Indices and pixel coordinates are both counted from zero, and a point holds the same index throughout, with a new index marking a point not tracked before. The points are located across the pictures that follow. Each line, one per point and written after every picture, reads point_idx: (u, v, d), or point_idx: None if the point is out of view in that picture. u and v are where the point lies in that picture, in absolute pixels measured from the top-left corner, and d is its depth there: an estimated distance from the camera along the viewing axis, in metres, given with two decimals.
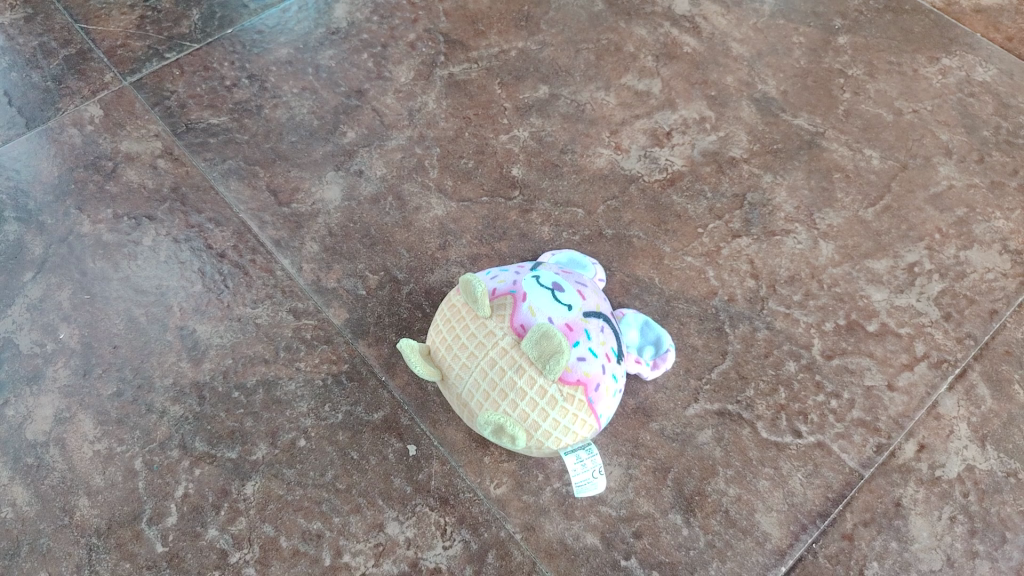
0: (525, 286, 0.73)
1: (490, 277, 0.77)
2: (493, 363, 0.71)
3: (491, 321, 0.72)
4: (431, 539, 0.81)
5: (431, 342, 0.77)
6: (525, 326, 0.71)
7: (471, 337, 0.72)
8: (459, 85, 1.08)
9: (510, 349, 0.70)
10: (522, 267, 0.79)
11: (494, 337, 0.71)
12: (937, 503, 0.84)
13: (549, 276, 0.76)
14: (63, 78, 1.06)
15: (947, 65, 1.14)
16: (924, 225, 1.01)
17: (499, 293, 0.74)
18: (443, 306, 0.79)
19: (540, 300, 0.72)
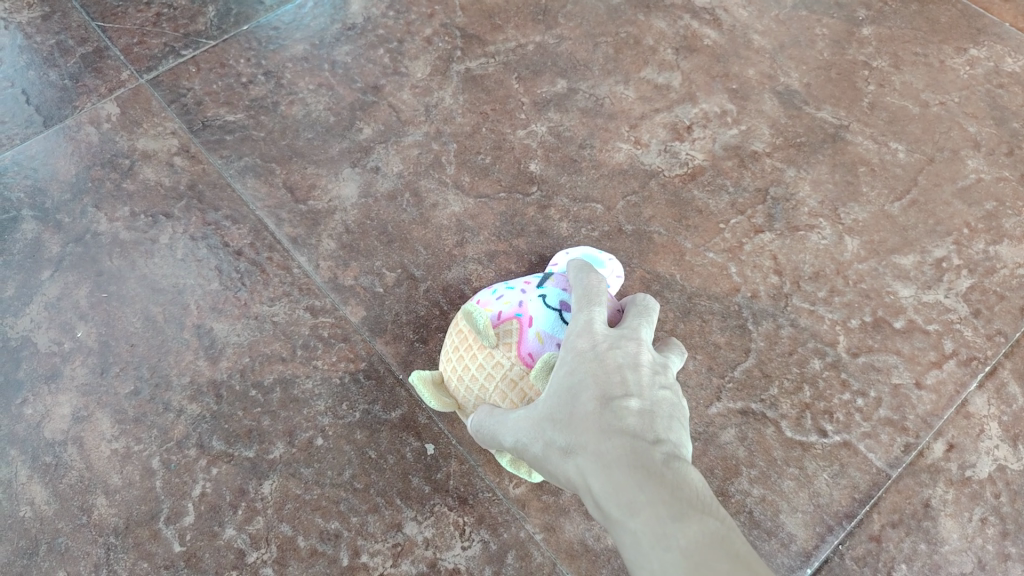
0: (531, 308, 0.68)
1: (494, 296, 0.71)
2: (502, 396, 0.66)
3: (497, 349, 0.67)
4: (450, 539, 0.80)
5: (442, 369, 0.73)
6: (534, 354, 0.66)
7: (478, 367, 0.68)
8: (476, 79, 1.07)
9: (520, 381, 0.65)
10: (530, 279, 0.73)
11: (503, 369, 0.66)
12: (968, 504, 0.82)
13: (556, 291, 0.70)
14: (80, 77, 1.05)
15: (975, 55, 1.12)
16: (952, 220, 0.99)
17: (503, 317, 0.68)
18: (452, 326, 0.75)
19: (549, 324, 0.67)
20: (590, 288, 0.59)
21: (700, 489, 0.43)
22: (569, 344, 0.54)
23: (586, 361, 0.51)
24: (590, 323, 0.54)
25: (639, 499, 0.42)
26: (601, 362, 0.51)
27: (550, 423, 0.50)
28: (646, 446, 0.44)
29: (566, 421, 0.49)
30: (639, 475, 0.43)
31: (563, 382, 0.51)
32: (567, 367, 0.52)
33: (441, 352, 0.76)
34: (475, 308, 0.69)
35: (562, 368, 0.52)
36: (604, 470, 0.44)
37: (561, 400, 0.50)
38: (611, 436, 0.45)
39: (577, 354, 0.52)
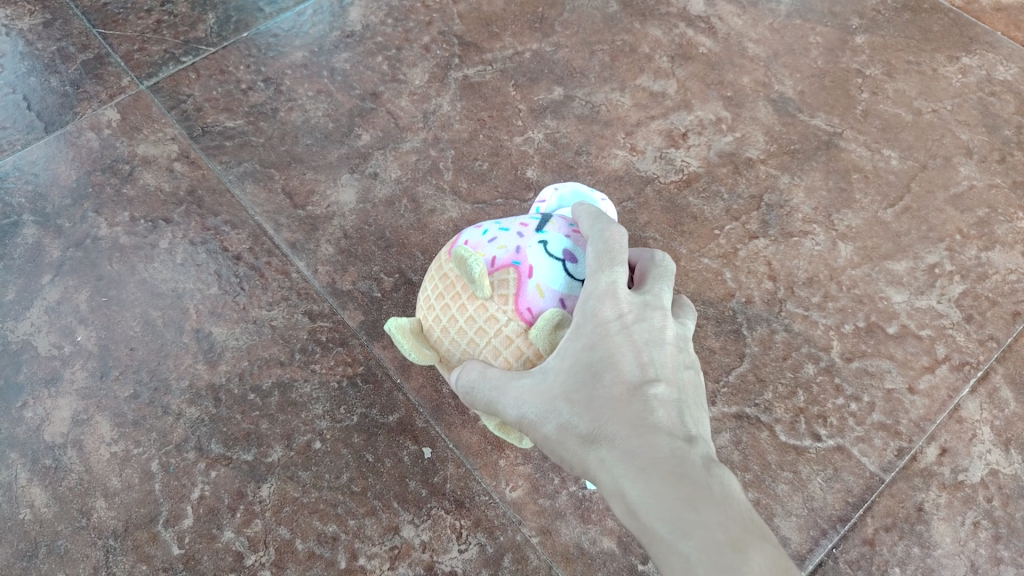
0: (531, 255, 0.59)
1: (487, 238, 0.62)
2: (495, 354, 0.58)
3: (491, 301, 0.58)
4: (447, 543, 0.81)
5: (424, 319, 0.63)
6: (534, 309, 0.58)
7: (469, 320, 0.59)
8: (474, 87, 1.08)
9: (517, 339, 0.57)
10: (528, 220, 0.63)
11: (498, 325, 0.58)
12: (960, 508, 0.83)
13: (560, 236, 0.61)
14: (81, 83, 1.06)
15: (967, 64, 1.13)
16: (945, 226, 1.00)
17: (498, 264, 0.59)
18: (436, 268, 0.65)
19: (551, 277, 0.59)
20: (608, 238, 0.56)
21: (743, 505, 0.45)
22: (587, 310, 0.53)
23: (608, 340, 0.52)
24: (614, 285, 0.54)
25: (688, 516, 0.43)
26: (627, 346, 0.52)
27: (567, 403, 0.51)
28: (688, 454, 0.46)
29: (593, 409, 0.50)
30: (685, 488, 0.44)
31: (583, 358, 0.52)
32: (586, 342, 0.52)
33: (422, 297, 0.65)
34: (467, 251, 0.59)
35: (579, 340, 0.53)
36: (638, 471, 0.46)
37: (581, 380, 0.51)
38: (642, 433, 0.48)
39: (599, 328, 0.52)
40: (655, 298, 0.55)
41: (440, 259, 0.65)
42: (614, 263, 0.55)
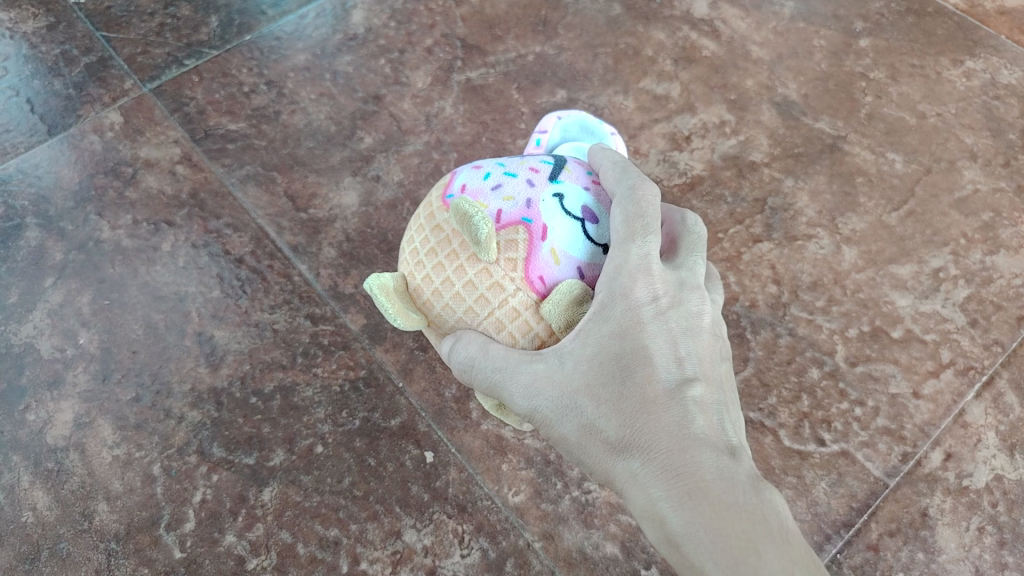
0: (544, 212, 0.55)
1: (491, 187, 0.57)
2: (499, 327, 0.54)
3: (497, 266, 0.53)
4: (449, 547, 0.81)
5: (409, 276, 0.57)
6: (546, 278, 0.54)
7: (468, 286, 0.54)
8: (476, 89, 1.08)
9: (524, 312, 0.54)
10: (536, 166, 0.59)
11: (503, 295, 0.53)
12: (965, 513, 0.83)
13: (575, 191, 0.58)
14: (84, 86, 1.06)
15: (971, 67, 1.12)
16: (949, 230, 0.99)
17: (506, 221, 0.54)
18: (425, 216, 0.59)
19: (565, 239, 0.55)
20: (639, 201, 0.54)
21: (794, 534, 0.45)
22: (615, 288, 0.51)
23: (640, 328, 0.50)
24: (647, 261, 0.52)
25: (751, 561, 0.43)
26: (661, 340, 0.50)
27: (592, 399, 0.50)
28: (738, 477, 0.46)
29: (623, 409, 0.49)
30: (741, 525, 0.44)
31: (611, 348, 0.50)
32: (615, 328, 0.51)
33: (404, 248, 0.59)
34: (472, 205, 0.53)
35: (607, 326, 0.51)
36: (684, 498, 0.45)
37: (609, 373, 0.50)
38: (685, 448, 0.47)
39: (629, 313, 0.51)
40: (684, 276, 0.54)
41: (430, 205, 0.60)
42: (644, 233, 0.53)
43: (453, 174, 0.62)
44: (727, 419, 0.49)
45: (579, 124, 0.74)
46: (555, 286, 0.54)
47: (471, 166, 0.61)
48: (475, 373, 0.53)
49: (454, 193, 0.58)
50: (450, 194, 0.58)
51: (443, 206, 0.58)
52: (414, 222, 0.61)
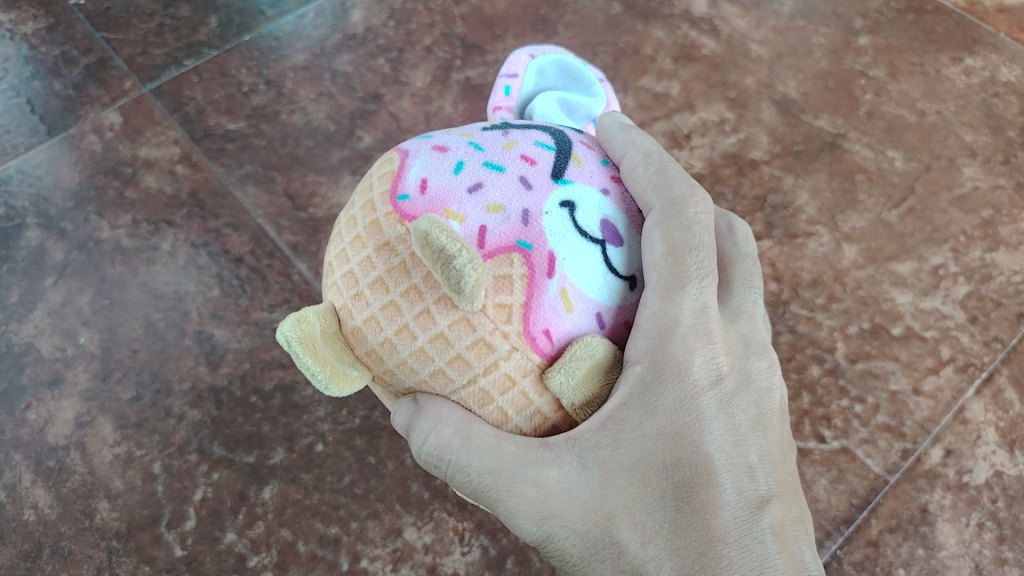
0: (547, 236, 0.43)
1: (467, 189, 0.44)
2: (486, 400, 0.44)
3: (483, 317, 0.42)
4: (449, 545, 0.81)
5: (344, 313, 0.45)
6: (553, 333, 0.43)
7: (440, 341, 0.43)
8: (475, 88, 1.08)
9: (521, 380, 0.43)
10: (527, 156, 0.46)
11: (492, 358, 0.43)
12: (964, 509, 0.83)
13: (581, 201, 0.46)
14: (84, 86, 1.05)
15: (970, 65, 1.12)
16: (949, 227, 0.99)
17: (495, 247, 0.42)
18: (365, 224, 0.45)
19: (575, 274, 0.43)
20: (688, 227, 0.48)
21: None
22: (658, 368, 0.45)
23: (691, 432, 0.46)
24: (701, 328, 0.47)
25: None
26: (720, 449, 0.46)
27: (634, 528, 0.46)
28: None
29: (681, 545, 0.45)
30: None
31: (655, 453, 0.46)
32: (660, 428, 0.46)
33: (333, 265, 0.46)
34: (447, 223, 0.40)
35: (651, 426, 0.45)
36: None
37: (655, 492, 0.46)
38: None
39: (676, 409, 0.46)
40: (735, 338, 0.49)
41: (370, 203, 0.46)
42: (691, 275, 0.47)
43: (403, 155, 0.48)
44: (802, 541, 0.46)
45: (558, 65, 0.67)
46: (566, 342, 0.43)
47: (431, 151, 0.47)
48: (461, 468, 0.47)
49: (410, 193, 0.45)
50: (402, 193, 0.45)
51: (391, 214, 0.44)
52: (345, 223, 0.47)
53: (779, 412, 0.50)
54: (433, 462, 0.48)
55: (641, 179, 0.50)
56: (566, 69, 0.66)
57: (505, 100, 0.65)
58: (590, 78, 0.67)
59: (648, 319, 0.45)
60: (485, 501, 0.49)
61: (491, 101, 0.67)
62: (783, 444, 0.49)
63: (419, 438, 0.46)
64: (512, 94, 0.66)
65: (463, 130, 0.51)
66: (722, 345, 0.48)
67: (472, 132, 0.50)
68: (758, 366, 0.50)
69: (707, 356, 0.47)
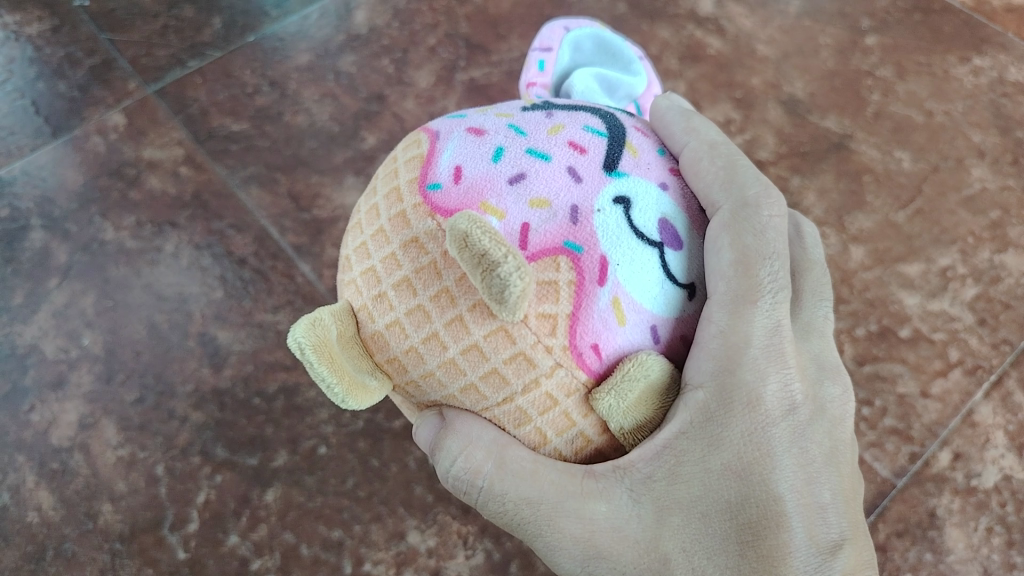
0: (599, 238, 0.40)
1: (509, 180, 0.41)
2: (523, 421, 0.42)
3: (524, 329, 0.39)
4: (453, 549, 0.81)
5: (364, 315, 0.42)
6: (602, 347, 0.40)
7: (473, 353, 0.40)
8: (479, 89, 1.08)
9: (564, 402, 0.41)
10: (575, 143, 0.43)
11: (532, 374, 0.40)
12: (973, 513, 0.83)
13: (634, 197, 0.42)
14: (88, 87, 1.05)
15: (978, 65, 1.11)
16: (957, 228, 0.98)
17: (539, 247, 0.39)
18: (392, 216, 0.42)
19: (630, 282, 0.40)
20: (759, 232, 0.47)
21: None
22: (724, 395, 0.43)
23: (761, 466, 0.43)
24: (772, 352, 0.45)
25: None
26: (791, 486, 0.43)
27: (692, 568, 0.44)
28: None
29: None
30: None
31: (719, 487, 0.44)
32: (726, 462, 0.44)
33: (353, 261, 0.43)
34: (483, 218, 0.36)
35: (715, 459, 0.44)
36: None
37: (716, 531, 0.44)
38: None
39: (744, 441, 0.44)
40: (808, 361, 0.48)
41: (396, 192, 0.43)
42: (762, 293, 0.46)
43: (433, 137, 0.45)
44: None
45: (595, 42, 0.70)
46: (618, 358, 0.40)
47: (466, 134, 0.44)
48: (496, 497, 0.45)
49: (442, 183, 0.42)
50: (433, 182, 0.42)
51: (420, 205, 0.41)
52: (368, 214, 0.44)
53: (850, 442, 0.47)
54: (462, 489, 0.47)
55: (707, 174, 0.48)
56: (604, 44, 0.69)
57: (540, 75, 0.68)
58: (627, 53, 0.69)
59: (714, 335, 0.44)
60: (522, 535, 0.47)
61: (525, 75, 0.70)
62: (855, 477, 0.47)
63: (446, 457, 0.45)
64: (546, 69, 0.69)
65: (499, 109, 0.48)
66: (796, 369, 0.46)
67: (512, 112, 0.47)
68: (831, 393, 0.47)
69: (781, 382, 0.45)
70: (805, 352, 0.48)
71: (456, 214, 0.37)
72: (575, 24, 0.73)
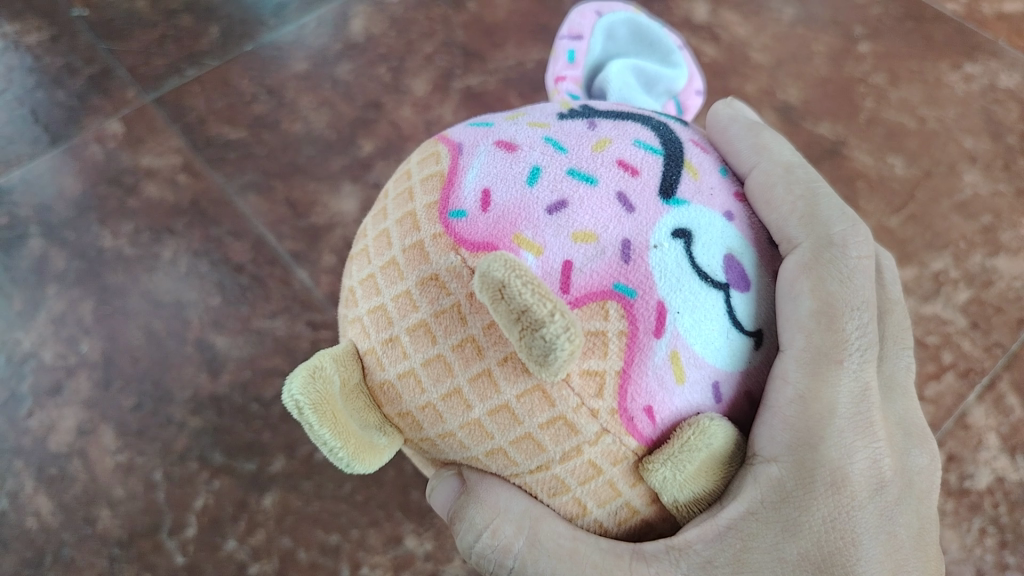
0: (657, 281, 0.36)
1: (547, 208, 0.37)
2: (559, 490, 0.39)
3: (566, 389, 0.35)
4: (450, 552, 0.82)
5: (372, 359, 0.39)
6: (656, 411, 0.36)
7: (503, 415, 0.36)
8: (476, 97, 1.08)
9: (609, 470, 0.37)
10: (624, 162, 0.39)
11: (574, 441, 0.36)
12: (966, 514, 0.84)
13: (693, 229, 0.38)
14: (87, 96, 1.06)
15: (970, 71, 1.12)
16: (950, 233, 0.99)
17: (583, 291, 0.35)
18: (405, 250, 0.38)
19: (693, 334, 0.37)
20: (844, 279, 0.44)
21: None
22: (802, 476, 0.42)
23: (840, 554, 0.42)
24: (856, 427, 0.43)
25: None
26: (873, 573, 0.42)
27: None
28: None
29: None
30: None
31: None
32: (803, 550, 0.42)
33: (359, 296, 0.40)
34: (519, 264, 0.32)
35: (791, 546, 0.42)
36: None
37: None
38: None
39: (827, 527, 0.42)
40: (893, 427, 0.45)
41: (411, 218, 0.38)
42: (843, 358, 0.43)
43: (454, 151, 0.40)
44: None
45: (629, 27, 0.63)
46: (674, 422, 0.37)
47: (495, 148, 0.40)
48: None
49: (467, 210, 0.37)
50: (457, 209, 0.37)
51: (440, 236, 0.37)
52: (376, 239, 0.40)
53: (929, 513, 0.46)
54: (487, 566, 0.46)
55: (782, 204, 0.44)
56: (642, 33, 0.62)
57: (570, 69, 0.61)
58: (668, 46, 0.63)
59: (792, 401, 0.41)
60: None
61: (553, 66, 0.63)
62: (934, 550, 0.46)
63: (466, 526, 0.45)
64: (576, 60, 0.62)
65: (530, 117, 0.43)
66: (878, 443, 0.44)
67: (547, 121, 0.42)
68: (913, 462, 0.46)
69: (864, 460, 0.43)
70: (892, 414, 0.46)
71: (488, 255, 0.32)
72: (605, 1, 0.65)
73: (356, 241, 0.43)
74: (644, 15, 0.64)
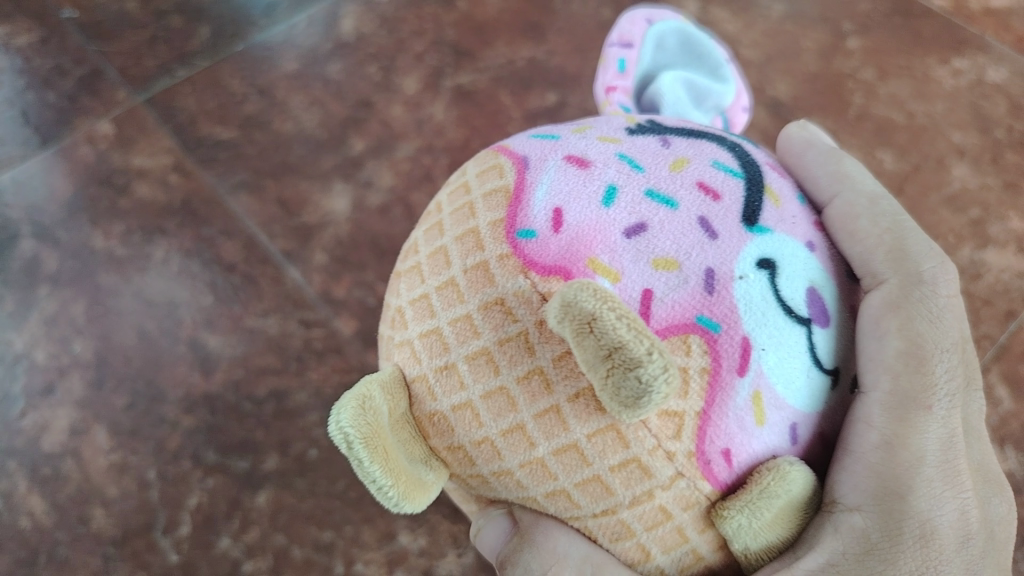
0: (742, 316, 0.36)
1: (625, 231, 0.36)
2: (624, 535, 0.38)
3: (643, 431, 0.34)
4: (443, 548, 0.82)
5: (421, 388, 0.38)
6: (733, 453, 0.36)
7: (571, 456, 0.35)
8: (466, 95, 1.08)
9: (679, 515, 0.36)
10: (704, 186, 0.39)
11: (645, 485, 0.35)
12: None
13: (776, 261, 0.38)
14: (77, 97, 1.06)
15: (958, 66, 1.13)
16: (939, 227, 1.00)
17: (667, 323, 0.35)
18: (468, 273, 0.37)
19: (776, 377, 0.36)
20: (930, 319, 0.43)
21: None
22: (889, 526, 0.41)
23: None
24: (942, 473, 0.42)
25: None
26: None
27: None
28: None
29: None
30: None
31: None
32: None
33: (410, 319, 0.39)
34: (603, 293, 0.31)
35: None
36: None
37: None
38: None
39: None
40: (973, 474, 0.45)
41: (475, 235, 0.38)
42: (930, 402, 0.42)
43: (520, 164, 0.39)
44: None
45: (678, 37, 0.62)
46: (748, 466, 0.36)
47: (566, 163, 0.39)
48: None
49: (537, 229, 0.36)
50: (525, 227, 0.36)
51: (508, 257, 0.36)
52: (432, 256, 0.39)
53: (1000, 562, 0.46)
54: None
55: (864, 237, 0.43)
56: (690, 43, 0.62)
57: (620, 78, 0.60)
58: (717, 58, 0.62)
59: (876, 447, 0.40)
60: None
61: (600, 75, 0.61)
62: None
63: (515, 569, 0.45)
64: (627, 69, 0.60)
65: (598, 130, 0.43)
66: (961, 490, 0.43)
67: (617, 136, 0.42)
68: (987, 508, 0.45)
69: (950, 509, 0.42)
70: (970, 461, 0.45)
71: (570, 282, 0.31)
72: (653, 9, 0.64)
73: (406, 256, 0.42)
74: (691, 24, 0.63)
